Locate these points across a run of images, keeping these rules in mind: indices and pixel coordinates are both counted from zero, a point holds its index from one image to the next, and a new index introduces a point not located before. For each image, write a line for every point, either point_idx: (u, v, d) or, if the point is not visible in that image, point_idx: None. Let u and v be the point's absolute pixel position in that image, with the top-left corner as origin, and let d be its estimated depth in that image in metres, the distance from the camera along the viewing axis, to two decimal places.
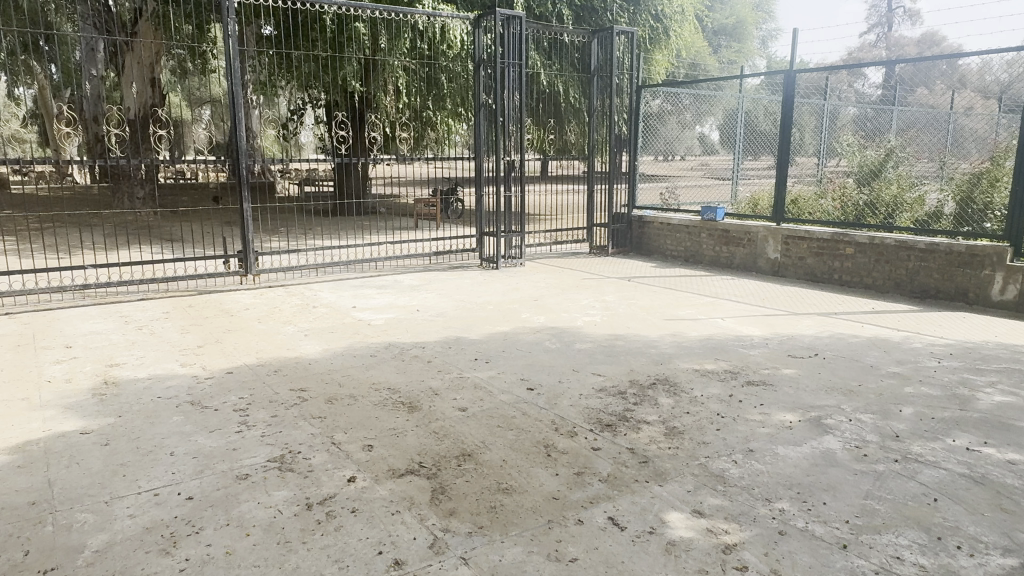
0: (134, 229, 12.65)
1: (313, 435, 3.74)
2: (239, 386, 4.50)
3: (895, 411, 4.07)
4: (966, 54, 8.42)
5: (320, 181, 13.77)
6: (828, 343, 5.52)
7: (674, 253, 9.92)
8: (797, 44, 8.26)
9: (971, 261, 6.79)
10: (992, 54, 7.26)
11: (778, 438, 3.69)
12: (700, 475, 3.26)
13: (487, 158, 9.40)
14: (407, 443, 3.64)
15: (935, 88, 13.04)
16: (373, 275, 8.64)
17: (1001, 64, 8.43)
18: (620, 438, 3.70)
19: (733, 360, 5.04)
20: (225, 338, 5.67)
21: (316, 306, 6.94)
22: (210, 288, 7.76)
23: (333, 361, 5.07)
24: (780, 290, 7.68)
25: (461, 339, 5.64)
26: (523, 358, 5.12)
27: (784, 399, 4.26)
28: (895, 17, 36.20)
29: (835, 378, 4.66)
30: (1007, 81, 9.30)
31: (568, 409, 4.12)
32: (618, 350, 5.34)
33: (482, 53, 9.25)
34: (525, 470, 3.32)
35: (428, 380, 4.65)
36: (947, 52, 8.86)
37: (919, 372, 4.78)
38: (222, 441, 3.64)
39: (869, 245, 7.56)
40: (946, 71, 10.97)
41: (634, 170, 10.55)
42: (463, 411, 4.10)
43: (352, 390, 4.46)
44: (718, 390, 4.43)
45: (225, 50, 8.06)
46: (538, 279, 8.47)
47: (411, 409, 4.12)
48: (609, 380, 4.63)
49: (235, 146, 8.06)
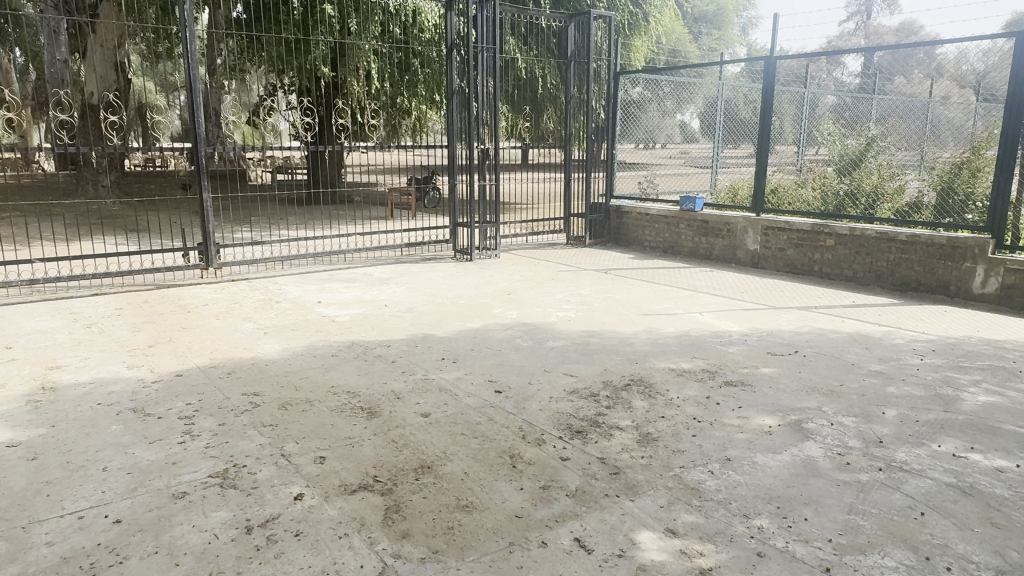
0: (96, 220, 12.19)
1: (262, 446, 3.47)
2: (189, 391, 4.21)
3: (878, 413, 3.90)
4: (944, 42, 8.26)
5: (292, 169, 13.37)
6: (808, 339, 5.35)
7: (652, 244, 9.73)
8: (777, 29, 8.04)
9: (952, 253, 6.65)
10: (973, 42, 7.10)
11: (758, 445, 3.50)
12: (674, 488, 3.05)
13: (460, 145, 9.09)
14: (362, 454, 3.39)
15: (913, 77, 12.96)
16: (341, 268, 8.35)
17: (979, 53, 8.28)
18: (591, 446, 3.48)
19: (711, 359, 4.85)
20: (178, 337, 5.37)
21: (279, 301, 6.64)
22: (169, 282, 7.41)
23: (291, 361, 4.80)
24: (760, 283, 7.51)
25: (429, 337, 5.39)
26: (492, 358, 4.88)
27: (763, 401, 4.07)
28: (873, 6, 36.29)
29: (816, 377, 4.49)
30: (985, 70, 9.17)
31: (536, 414, 3.90)
32: (592, 348, 5.12)
33: (454, 36, 8.90)
34: (487, 485, 3.09)
35: (391, 382, 4.40)
36: (926, 39, 8.70)
37: (901, 371, 4.61)
38: (162, 454, 3.37)
39: (850, 236, 7.40)
40: (925, 59, 10.83)
41: (612, 158, 10.31)
42: (425, 417, 3.85)
43: (308, 394, 4.19)
44: (695, 392, 4.23)
45: (183, 29, 7.63)
46: (513, 271, 8.24)
47: (370, 415, 3.87)
48: (582, 381, 4.40)
49: (193, 133, 7.69)
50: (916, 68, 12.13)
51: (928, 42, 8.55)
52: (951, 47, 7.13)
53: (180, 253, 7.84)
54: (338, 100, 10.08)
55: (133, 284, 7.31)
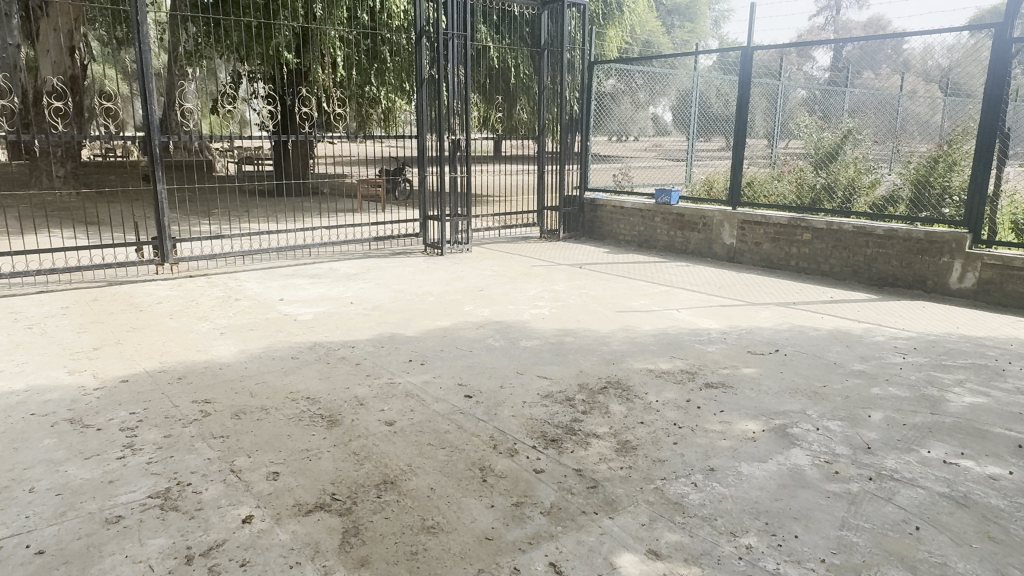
0: (47, 212, 11.61)
1: (210, 461, 3.19)
2: (133, 399, 3.90)
3: (864, 416, 3.75)
4: (909, 37, 8.20)
5: (258, 159, 12.92)
6: (788, 337, 5.20)
7: (627, 238, 9.55)
8: (753, 19, 7.89)
9: (930, 248, 6.56)
10: (935, 36, 7.04)
11: (742, 452, 3.32)
12: (656, 503, 2.85)
13: (430, 136, 8.79)
14: (320, 468, 3.13)
15: (881, 73, 12.99)
16: (305, 263, 8.01)
17: (944, 50, 8.28)
18: (566, 457, 3.26)
19: (691, 359, 4.67)
20: (127, 338, 5.04)
21: (239, 298, 6.31)
22: (121, 278, 7.03)
23: (247, 364, 4.51)
24: (736, 278, 7.36)
25: (395, 337, 5.13)
26: (462, 359, 4.64)
27: (745, 404, 3.90)
28: (843, 0, 36.49)
29: (798, 378, 4.33)
30: (949, 66, 9.19)
31: (509, 420, 3.67)
32: (567, 348, 4.89)
33: (423, 23, 8.60)
34: (454, 502, 2.85)
35: (354, 387, 4.13)
36: (894, 33, 8.65)
37: (885, 370, 4.48)
38: (98, 471, 3.07)
39: (827, 230, 7.29)
40: (893, 54, 10.83)
41: (586, 150, 10.10)
42: (390, 425, 3.60)
43: (264, 401, 3.91)
44: (674, 394, 4.04)
45: (136, 8, 7.18)
46: (485, 266, 7.99)
47: (330, 424, 3.61)
48: (556, 384, 4.19)
49: (146, 121, 7.28)
50: (885, 64, 12.15)
51: (894, 36, 8.46)
52: (915, 41, 7.07)
53: (133, 248, 7.44)
54: (303, 88, 9.69)
55: (81, 281, 6.90)
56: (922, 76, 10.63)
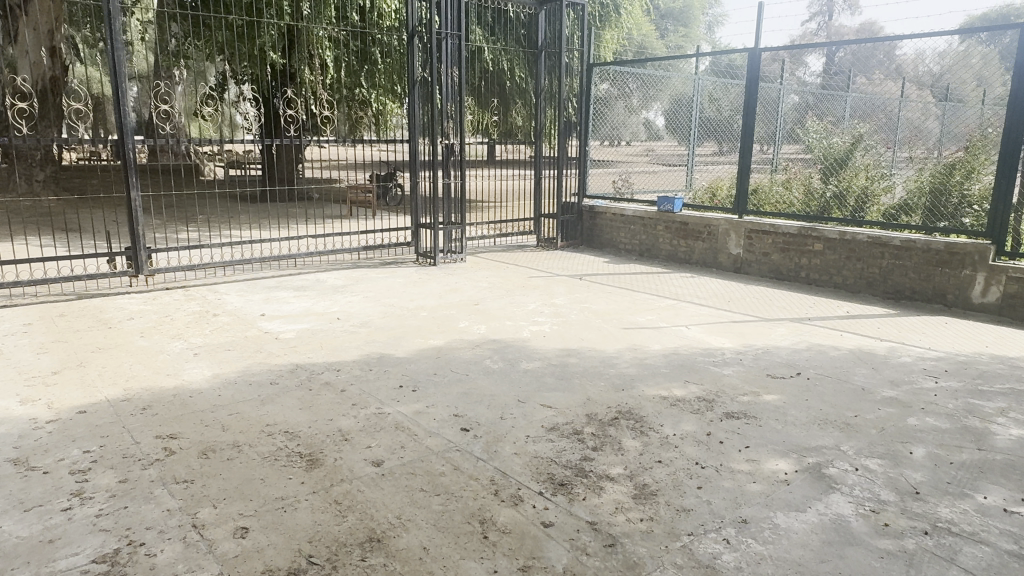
0: (23, 220, 11.14)
1: (169, 513, 2.78)
2: (89, 435, 3.48)
3: (905, 453, 3.37)
4: (900, 41, 7.89)
5: (247, 165, 12.49)
6: (809, 358, 4.83)
7: (628, 247, 9.19)
8: (762, 19, 7.52)
9: (951, 259, 6.21)
10: (929, 39, 6.77)
11: (777, 500, 2.93)
12: (685, 567, 2.46)
13: (422, 140, 8.37)
14: (295, 522, 2.72)
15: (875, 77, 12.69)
16: (290, 274, 7.61)
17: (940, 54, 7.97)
18: (578, 506, 2.87)
19: (707, 384, 4.28)
20: (90, 361, 4.60)
21: (217, 314, 5.89)
22: (93, 291, 6.58)
23: (221, 391, 4.10)
24: (746, 290, 7.00)
25: (384, 358, 4.73)
26: (458, 385, 4.23)
27: (771, 439, 3.52)
28: (836, 6, 36.21)
29: (826, 406, 3.95)
30: (944, 71, 8.90)
31: (511, 459, 3.27)
32: (571, 371, 4.50)
33: (415, 23, 8.18)
34: (451, 566, 2.45)
35: (338, 419, 3.72)
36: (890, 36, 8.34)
37: (919, 397, 4.10)
38: (38, 528, 2.65)
39: (840, 240, 6.94)
40: (885, 60, 10.55)
41: (585, 155, 9.73)
42: (377, 466, 3.20)
43: (236, 436, 3.50)
44: (693, 427, 3.66)
45: (110, 3, 6.68)
46: (480, 277, 7.59)
47: (309, 465, 3.20)
48: (562, 415, 3.79)
49: (119, 124, 6.81)
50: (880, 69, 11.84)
51: (884, 40, 8.17)
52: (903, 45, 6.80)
53: (105, 259, 6.98)
54: (290, 88, 9.28)
55: (49, 294, 6.46)
56: (920, 81, 10.31)
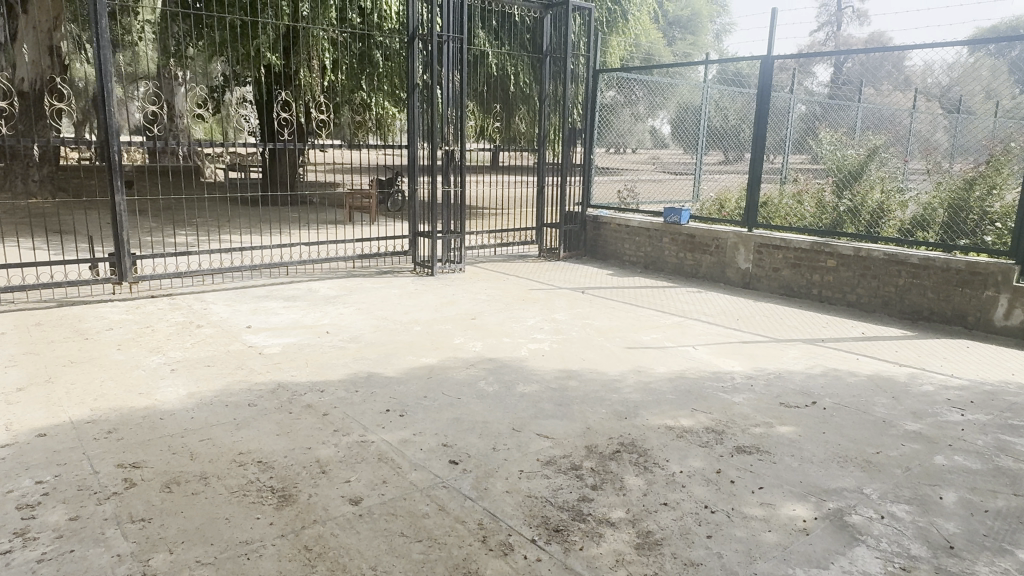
0: (14, 222, 10.87)
1: (119, 559, 2.49)
2: (44, 463, 3.20)
3: (935, 499, 3.07)
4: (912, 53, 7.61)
5: (246, 169, 12.23)
6: (824, 385, 4.53)
7: (632, 259, 8.90)
8: (776, 26, 7.23)
9: (972, 279, 5.91)
10: (948, 48, 6.49)
11: (795, 553, 2.64)
12: None
13: (421, 144, 8.09)
14: (258, 573, 2.43)
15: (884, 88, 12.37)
16: (282, 283, 7.34)
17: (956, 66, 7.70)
18: (574, 557, 2.58)
19: (716, 413, 4.00)
20: (58, 377, 4.32)
21: (200, 325, 5.61)
22: (74, 298, 6.32)
23: (195, 413, 3.82)
24: (755, 307, 6.70)
25: (372, 378, 4.44)
26: (449, 410, 3.95)
27: (787, 478, 3.23)
28: (844, 17, 35.83)
29: (845, 441, 3.65)
30: (960, 82, 8.59)
31: (502, 499, 2.99)
32: (570, 396, 4.22)
33: (416, 25, 7.89)
34: None
35: (317, 448, 3.44)
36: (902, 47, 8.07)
37: (946, 432, 3.80)
38: None
39: (854, 257, 6.66)
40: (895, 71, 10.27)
41: (589, 163, 9.46)
42: (355, 505, 2.91)
43: (205, 466, 3.22)
44: (701, 462, 3.37)
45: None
46: (479, 289, 7.32)
47: (281, 502, 2.92)
48: (560, 447, 3.50)
49: (105, 124, 6.57)
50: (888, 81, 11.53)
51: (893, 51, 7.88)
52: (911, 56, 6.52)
53: (88, 264, 6.71)
54: (287, 90, 9.01)
55: (27, 301, 6.19)
56: (930, 93, 10.00)
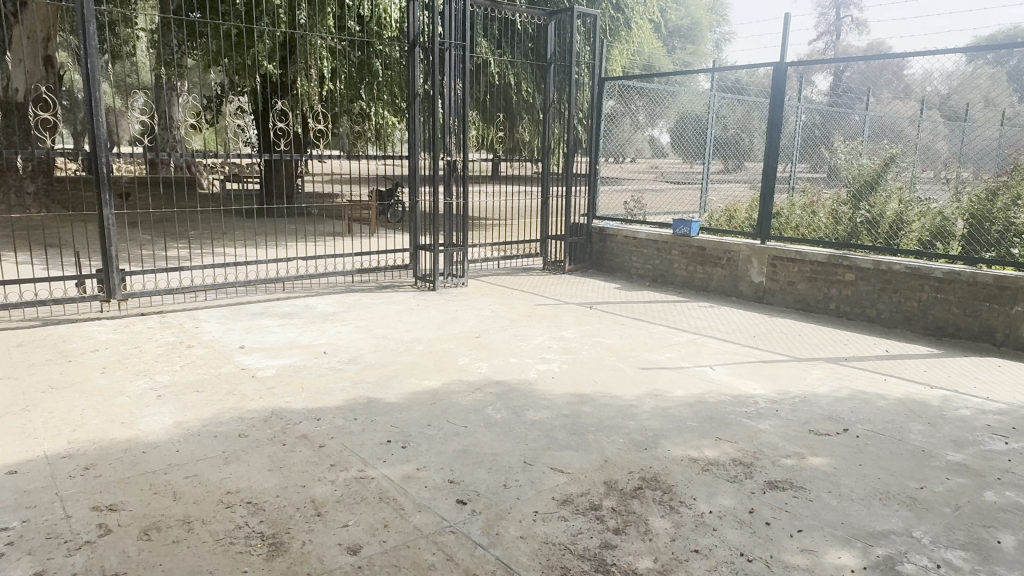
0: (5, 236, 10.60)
1: None
2: (12, 507, 2.90)
3: (993, 543, 2.79)
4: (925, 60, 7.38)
5: (244, 180, 11.97)
6: (854, 409, 4.26)
7: (640, 273, 8.64)
8: (789, 31, 6.99)
9: (1000, 294, 5.64)
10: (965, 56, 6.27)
11: None
12: None
13: (423, 155, 7.85)
14: None
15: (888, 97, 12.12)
16: (278, 298, 7.07)
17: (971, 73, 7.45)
18: None
19: (742, 442, 3.72)
20: (35, 405, 4.03)
21: (191, 345, 5.33)
22: (61, 316, 6.04)
23: (180, 446, 3.53)
24: (772, 323, 6.43)
25: (372, 404, 4.16)
26: (455, 440, 3.67)
27: (827, 519, 2.94)
28: (844, 25, 35.72)
29: (885, 475, 3.37)
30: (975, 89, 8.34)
31: (517, 546, 2.70)
32: (585, 423, 3.94)
33: (417, 32, 7.65)
34: None
35: (313, 486, 3.15)
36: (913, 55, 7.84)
37: (992, 463, 3.52)
38: None
39: (874, 270, 6.39)
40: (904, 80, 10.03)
41: (595, 173, 9.21)
42: (353, 555, 2.62)
43: (189, 508, 2.93)
44: (731, 500, 3.09)
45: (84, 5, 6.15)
46: (483, 304, 7.04)
47: (272, 551, 2.63)
48: (577, 483, 3.22)
49: (92, 135, 6.30)
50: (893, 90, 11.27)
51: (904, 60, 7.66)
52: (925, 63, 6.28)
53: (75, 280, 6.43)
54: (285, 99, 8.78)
55: (10, 320, 5.91)
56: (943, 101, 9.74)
